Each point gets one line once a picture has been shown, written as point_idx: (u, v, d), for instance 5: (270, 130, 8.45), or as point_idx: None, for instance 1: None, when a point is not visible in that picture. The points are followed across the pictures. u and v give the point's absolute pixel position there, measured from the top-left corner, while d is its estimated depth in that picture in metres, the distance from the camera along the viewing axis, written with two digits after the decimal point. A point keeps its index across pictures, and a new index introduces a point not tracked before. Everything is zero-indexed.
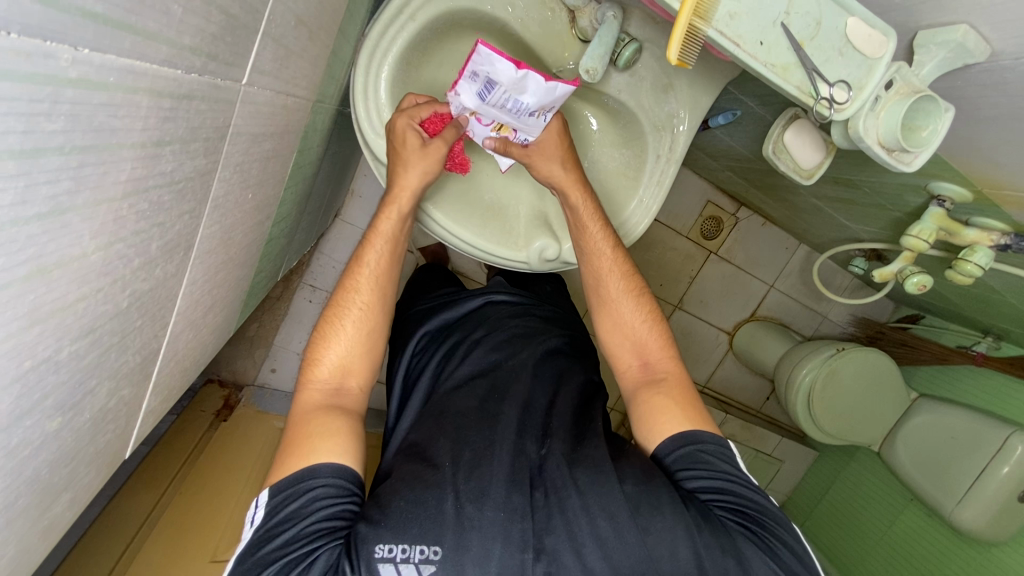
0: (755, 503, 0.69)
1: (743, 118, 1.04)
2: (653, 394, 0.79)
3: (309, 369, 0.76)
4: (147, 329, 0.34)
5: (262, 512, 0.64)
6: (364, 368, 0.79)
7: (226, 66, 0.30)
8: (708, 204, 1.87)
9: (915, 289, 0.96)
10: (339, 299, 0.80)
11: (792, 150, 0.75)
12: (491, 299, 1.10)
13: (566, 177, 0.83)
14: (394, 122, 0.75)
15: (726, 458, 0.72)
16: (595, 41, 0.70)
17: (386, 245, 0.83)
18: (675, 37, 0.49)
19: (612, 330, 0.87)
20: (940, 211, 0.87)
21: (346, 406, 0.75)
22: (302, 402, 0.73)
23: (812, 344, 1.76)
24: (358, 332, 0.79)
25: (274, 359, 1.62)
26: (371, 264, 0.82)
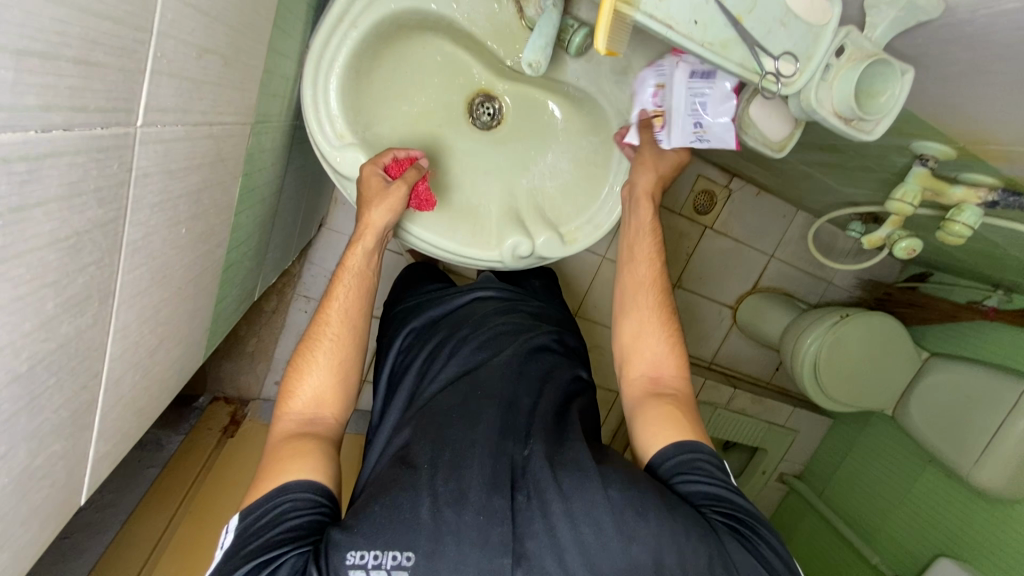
0: (745, 511, 0.70)
1: None
2: (661, 405, 0.81)
3: (284, 402, 0.79)
4: (70, 383, 0.34)
5: (233, 533, 0.66)
6: (338, 398, 0.81)
7: (109, 114, 0.30)
8: (700, 178, 1.82)
9: (904, 254, 0.92)
10: (311, 334, 0.83)
11: (758, 123, 0.69)
12: (478, 295, 1.09)
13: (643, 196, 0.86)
14: (360, 169, 0.77)
15: (720, 469, 0.74)
16: (535, 33, 0.67)
17: (356, 282, 0.85)
18: (602, 23, 0.47)
19: (626, 346, 0.89)
20: (924, 170, 0.83)
21: (320, 431, 0.77)
22: (277, 430, 0.76)
23: (815, 314, 1.72)
24: (331, 365, 0.81)
25: (276, 371, 1.64)
26: (340, 299, 0.84)
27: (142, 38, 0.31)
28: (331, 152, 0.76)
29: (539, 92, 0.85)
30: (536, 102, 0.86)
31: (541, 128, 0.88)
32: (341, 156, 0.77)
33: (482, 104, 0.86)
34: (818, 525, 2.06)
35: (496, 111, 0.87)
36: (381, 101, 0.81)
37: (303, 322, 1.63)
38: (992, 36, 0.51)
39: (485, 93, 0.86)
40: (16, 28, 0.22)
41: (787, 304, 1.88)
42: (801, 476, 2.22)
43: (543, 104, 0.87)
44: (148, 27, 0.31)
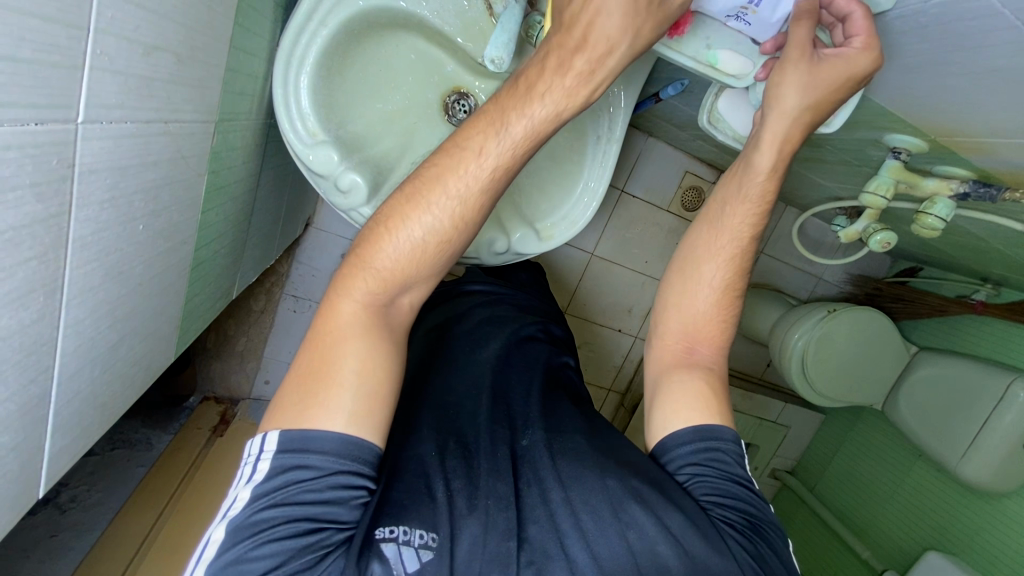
0: (755, 516, 0.66)
1: (693, 86, 1.01)
2: (694, 380, 0.72)
3: (356, 273, 0.61)
4: (17, 374, 0.35)
5: (268, 481, 0.53)
6: (410, 288, 0.63)
7: (46, 110, 0.31)
8: (687, 175, 1.82)
9: (881, 246, 0.93)
10: (413, 199, 0.61)
11: (728, 117, 0.73)
12: (465, 289, 1.09)
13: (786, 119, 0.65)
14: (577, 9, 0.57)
15: (739, 468, 0.69)
16: (496, 32, 0.67)
17: (476, 199, 0.61)
18: None
19: (676, 294, 0.76)
20: (897, 163, 0.83)
21: (388, 324, 0.62)
22: (337, 302, 0.60)
23: (805, 308, 1.72)
24: (429, 248, 0.61)
25: (265, 371, 1.65)
26: (455, 205, 0.60)
27: (80, 38, 0.32)
28: (303, 150, 0.76)
29: None
30: None
31: None
32: (313, 155, 0.77)
33: (457, 102, 0.88)
34: (812, 520, 2.06)
35: (472, 108, 0.88)
36: (353, 100, 0.82)
37: (292, 322, 1.63)
38: (948, 28, 0.52)
39: (461, 91, 0.88)
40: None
41: (777, 298, 1.88)
42: (794, 472, 2.22)
43: None
44: (84, 25, 0.32)
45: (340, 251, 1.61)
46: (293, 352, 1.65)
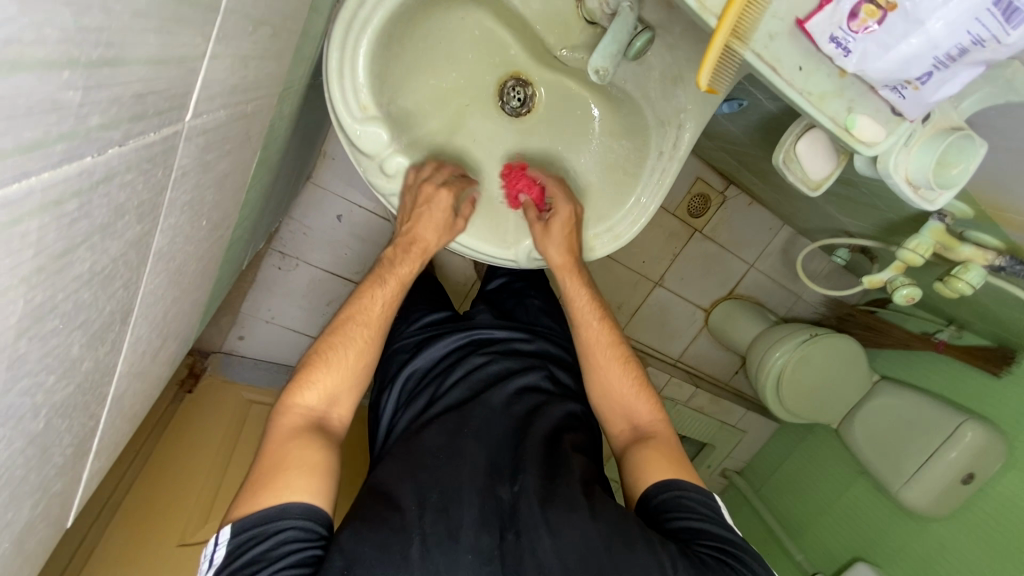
0: (731, 549, 0.67)
1: (748, 109, 0.98)
2: (644, 447, 0.80)
3: (302, 389, 0.74)
4: (75, 412, 0.29)
5: (224, 553, 0.59)
6: (345, 400, 0.77)
7: (164, 115, 0.26)
8: (697, 181, 1.81)
9: (904, 301, 0.95)
10: (338, 328, 0.80)
11: (803, 159, 0.71)
12: (474, 337, 0.98)
13: (562, 261, 0.85)
14: (420, 180, 0.76)
15: (702, 495, 0.72)
16: (608, 37, 0.61)
17: (394, 289, 0.85)
18: (710, 61, 0.48)
19: (602, 393, 0.89)
20: (940, 226, 0.84)
21: (326, 432, 0.73)
22: (284, 421, 0.71)
23: (788, 326, 1.78)
24: (351, 363, 0.78)
25: (241, 326, 1.55)
26: (379, 303, 0.83)
27: (192, 36, 0.26)
28: (352, 126, 0.69)
29: (579, 86, 0.81)
30: (574, 95, 0.82)
31: (572, 123, 0.85)
32: (360, 130, 0.69)
33: (513, 88, 0.82)
34: (752, 519, 2.20)
35: (528, 97, 0.83)
36: (408, 73, 0.74)
37: (276, 279, 1.54)
38: None
39: (519, 78, 0.81)
40: (72, 42, 0.18)
41: (759, 314, 1.93)
42: (741, 473, 2.35)
43: (579, 99, 0.82)
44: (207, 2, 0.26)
45: (337, 212, 1.52)
46: (273, 310, 1.56)
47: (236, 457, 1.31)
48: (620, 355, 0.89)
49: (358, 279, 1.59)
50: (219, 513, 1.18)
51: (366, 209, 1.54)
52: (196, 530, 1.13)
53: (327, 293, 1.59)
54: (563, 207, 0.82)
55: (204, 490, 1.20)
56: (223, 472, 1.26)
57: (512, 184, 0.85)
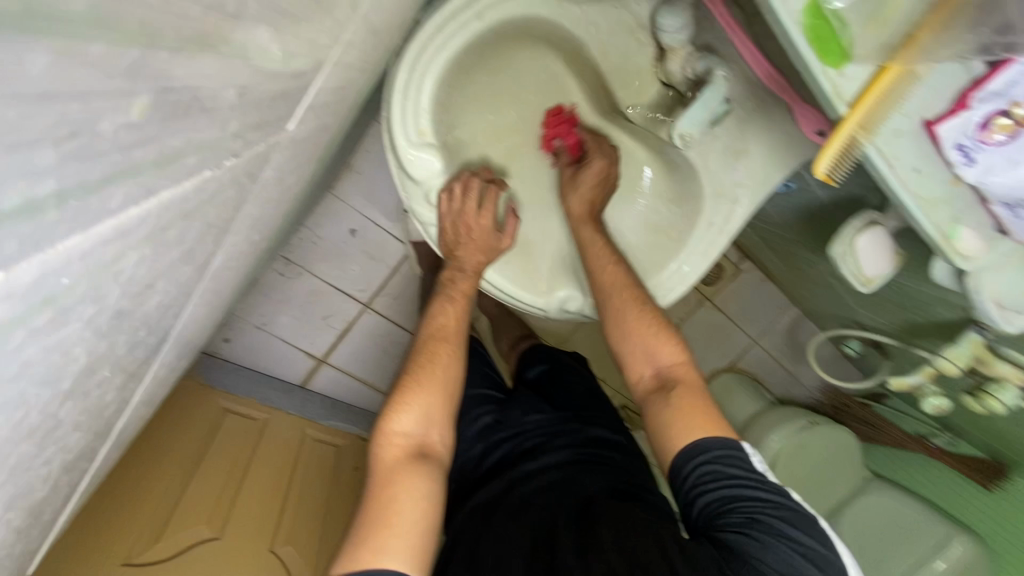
0: (764, 502, 0.61)
1: (792, 191, 0.97)
2: (664, 403, 0.70)
3: (389, 426, 0.69)
4: None
5: None
6: (438, 431, 0.72)
7: (124, 177, 0.29)
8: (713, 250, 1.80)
9: (932, 409, 0.92)
10: (414, 362, 0.75)
11: (860, 255, 0.69)
12: (519, 424, 0.95)
13: (579, 209, 0.77)
14: (457, 186, 0.69)
15: (727, 445, 0.65)
16: (698, 104, 0.60)
17: (461, 305, 0.79)
18: (831, 151, 0.51)
19: (624, 346, 0.76)
20: (980, 339, 0.81)
21: (428, 466, 0.68)
22: (377, 463, 0.67)
23: (784, 411, 1.63)
24: (434, 393, 0.73)
25: (229, 328, 1.49)
26: (449, 330, 0.78)
27: (152, 56, 0.27)
28: (405, 149, 0.65)
29: (636, 146, 0.79)
30: (628, 154, 0.81)
31: (622, 181, 0.83)
32: (415, 154, 0.65)
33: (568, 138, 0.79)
34: None
35: None
36: (469, 105, 0.71)
37: (275, 285, 1.48)
38: None
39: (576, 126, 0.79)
40: None
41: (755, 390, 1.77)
42: None
43: (633, 158, 0.81)
44: None
45: (351, 227, 1.48)
46: (266, 317, 1.50)
47: (203, 473, 1.17)
48: (639, 298, 0.75)
49: (360, 297, 1.53)
50: (173, 537, 1.01)
51: (382, 228, 1.50)
52: (143, 552, 0.96)
53: (325, 307, 1.52)
54: (598, 159, 0.75)
55: (158, 506, 1.06)
56: (186, 487, 1.12)
57: (551, 126, 0.77)
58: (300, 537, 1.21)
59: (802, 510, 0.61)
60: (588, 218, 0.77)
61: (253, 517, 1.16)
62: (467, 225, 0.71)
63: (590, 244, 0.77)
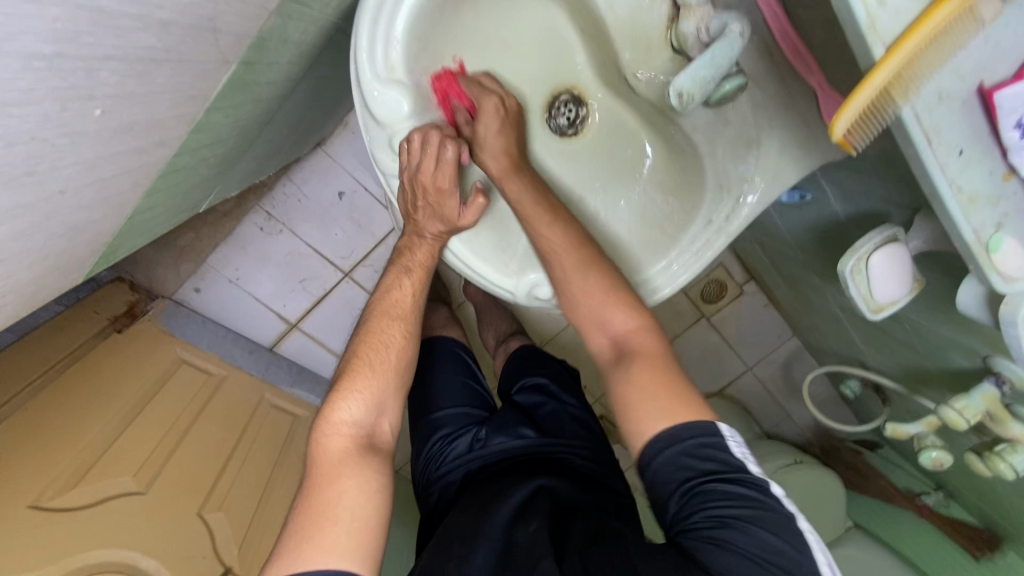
0: (741, 500, 0.54)
1: (809, 206, 0.88)
2: (624, 376, 0.62)
3: (333, 411, 0.59)
4: None
5: None
6: (388, 415, 0.62)
7: None
8: (719, 266, 1.61)
9: (930, 464, 0.81)
10: (363, 338, 0.65)
11: (872, 276, 0.60)
12: (505, 443, 0.88)
13: (498, 168, 0.67)
14: (421, 134, 0.60)
15: (705, 432, 0.56)
16: (704, 57, 0.53)
17: (421, 276, 0.70)
18: (849, 110, 0.41)
19: (580, 313, 0.66)
20: (995, 392, 0.70)
21: (373, 454, 0.58)
22: (318, 453, 0.57)
23: (773, 447, 1.48)
24: (385, 373, 0.64)
25: (200, 278, 1.41)
26: (401, 303, 0.68)
27: None
28: (370, 82, 0.57)
29: (636, 123, 0.73)
30: (628, 131, 0.73)
31: (618, 160, 0.75)
32: (377, 88, 0.58)
33: (565, 104, 0.73)
34: None
35: (578, 118, 0.74)
36: (455, 49, 0.64)
37: (253, 239, 1.40)
38: None
39: (575, 93, 0.73)
40: None
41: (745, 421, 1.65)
42: None
43: (635, 136, 0.73)
44: None
45: (340, 188, 1.41)
46: (239, 270, 1.41)
47: (142, 421, 1.10)
48: (588, 254, 0.67)
49: (341, 265, 1.46)
50: (94, 486, 0.94)
51: (371, 195, 1.42)
52: (58, 496, 0.88)
53: (303, 270, 1.44)
54: (505, 99, 0.66)
55: (84, 447, 0.98)
56: (121, 433, 1.05)
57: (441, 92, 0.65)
58: (236, 507, 1.13)
59: (782, 508, 0.53)
60: (551, 214, 0.67)
61: (192, 479, 1.09)
62: (425, 185, 0.63)
63: (556, 252, 0.67)
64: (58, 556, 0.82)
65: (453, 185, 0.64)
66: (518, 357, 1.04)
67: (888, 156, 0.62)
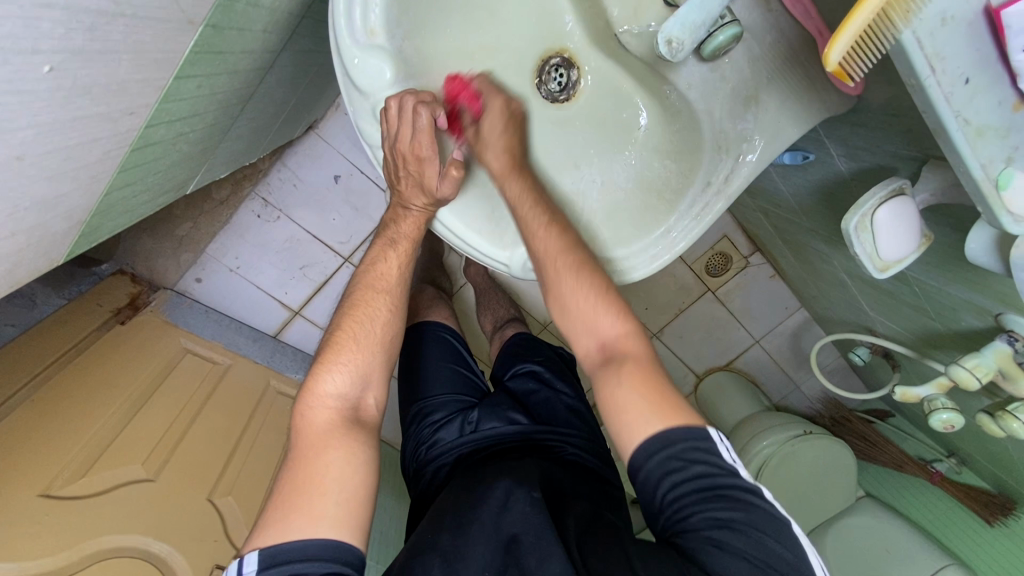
0: (738, 502, 0.54)
1: (812, 167, 0.85)
2: (613, 383, 0.59)
3: (315, 385, 0.59)
4: None
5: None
6: (373, 388, 0.62)
7: None
8: (723, 238, 1.59)
9: (942, 427, 0.79)
10: (344, 312, 0.65)
11: (879, 232, 0.58)
12: (498, 428, 0.87)
13: (501, 167, 0.66)
14: (399, 100, 0.58)
15: (693, 435, 0.55)
16: (696, 3, 0.53)
17: (404, 249, 0.69)
18: (841, 38, 0.41)
19: (570, 319, 0.64)
20: (1008, 349, 0.68)
21: (358, 427, 0.58)
22: (301, 427, 0.57)
23: (780, 417, 1.46)
24: (368, 346, 0.63)
25: (200, 268, 1.40)
26: (385, 276, 0.67)
27: None
28: (349, 49, 0.56)
29: (631, 85, 0.70)
30: (623, 96, 0.71)
31: (614, 126, 0.72)
32: (356, 53, 0.56)
33: (555, 68, 0.71)
34: None
35: (570, 83, 0.72)
36: (438, 12, 0.62)
37: (251, 226, 1.39)
38: None
39: (565, 57, 0.71)
40: None
41: (754, 394, 1.63)
42: None
43: (629, 99, 0.71)
44: None
45: (335, 172, 1.40)
46: (239, 259, 1.41)
47: (149, 409, 1.11)
48: (581, 256, 0.64)
49: (340, 250, 1.44)
50: (103, 473, 0.95)
51: (367, 177, 1.41)
52: (67, 484, 0.89)
53: (302, 256, 1.43)
54: (497, 98, 0.66)
55: (91, 438, 0.98)
56: (128, 420, 1.06)
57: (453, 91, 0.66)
58: (244, 491, 1.14)
59: (775, 512, 0.54)
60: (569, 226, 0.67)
61: (198, 465, 1.10)
62: (406, 154, 0.62)
63: (572, 250, 0.65)
64: (70, 543, 0.83)
65: (433, 152, 0.62)
66: (508, 347, 1.03)
67: (895, 104, 0.59)
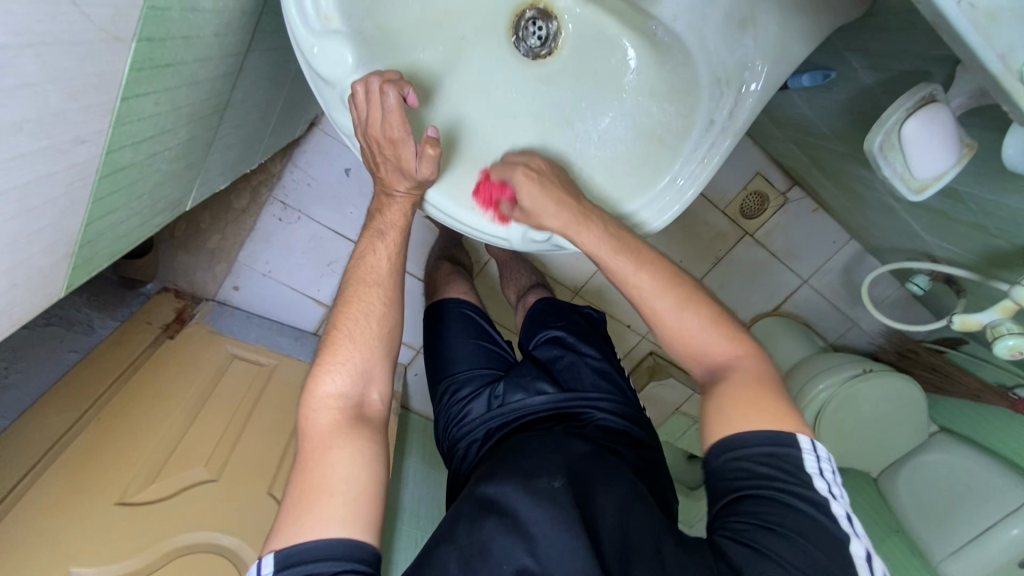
0: (792, 512, 0.52)
1: (836, 84, 0.76)
2: (715, 402, 0.61)
3: (316, 387, 0.59)
4: None
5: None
6: (374, 383, 0.62)
7: None
8: (757, 176, 1.48)
9: (1009, 354, 0.72)
10: (339, 308, 0.65)
11: (906, 150, 0.52)
12: (525, 401, 0.86)
13: (564, 217, 0.64)
14: (361, 83, 0.56)
15: (779, 443, 0.55)
16: None
17: (393, 237, 0.68)
18: None
19: (673, 343, 0.65)
20: None
21: (361, 423, 0.59)
22: (307, 429, 0.58)
23: (836, 357, 1.37)
24: (364, 341, 0.63)
25: (236, 276, 1.46)
26: (374, 267, 0.67)
27: None
28: (306, 39, 0.54)
29: (614, 26, 0.65)
30: (605, 39, 0.66)
31: (603, 75, 0.67)
32: (314, 41, 0.54)
33: (532, 21, 0.66)
34: None
35: (550, 35, 0.67)
36: None
37: (274, 230, 1.42)
38: None
39: (540, 8, 0.66)
40: None
41: (807, 337, 1.54)
42: None
43: (615, 42, 0.65)
44: None
45: (345, 164, 1.40)
46: (268, 262, 1.45)
47: (205, 414, 1.19)
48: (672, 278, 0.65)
49: None
50: (170, 478, 1.03)
51: None
52: (137, 492, 0.97)
53: (328, 253, 1.46)
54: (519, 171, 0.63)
55: (156, 446, 1.06)
56: (190, 424, 1.14)
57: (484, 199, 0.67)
58: None
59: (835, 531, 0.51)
60: (581, 218, 0.64)
61: (258, 462, 1.17)
62: (378, 138, 0.60)
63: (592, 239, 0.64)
64: (147, 544, 0.91)
65: (404, 133, 0.60)
66: (532, 314, 1.02)
67: None
